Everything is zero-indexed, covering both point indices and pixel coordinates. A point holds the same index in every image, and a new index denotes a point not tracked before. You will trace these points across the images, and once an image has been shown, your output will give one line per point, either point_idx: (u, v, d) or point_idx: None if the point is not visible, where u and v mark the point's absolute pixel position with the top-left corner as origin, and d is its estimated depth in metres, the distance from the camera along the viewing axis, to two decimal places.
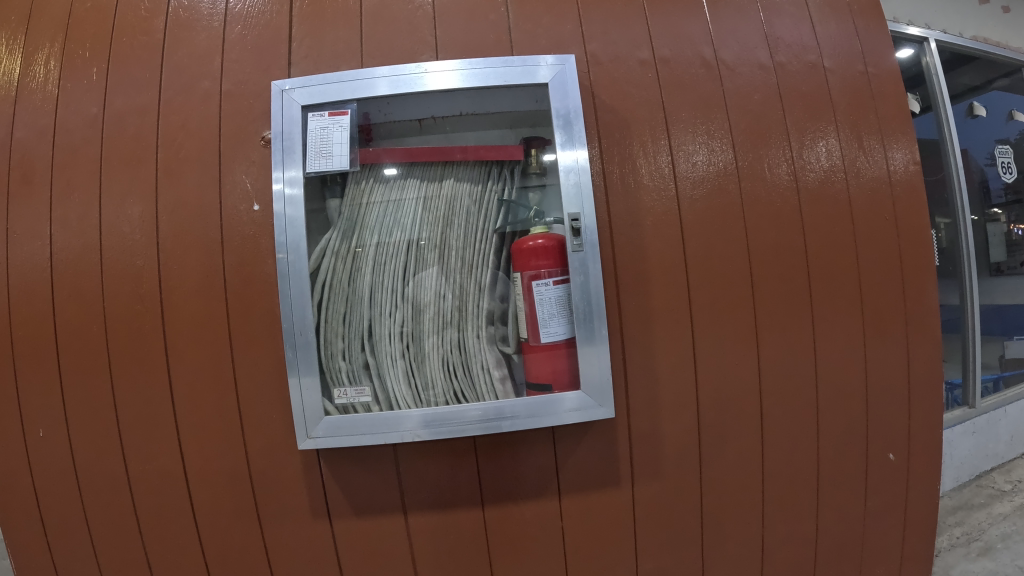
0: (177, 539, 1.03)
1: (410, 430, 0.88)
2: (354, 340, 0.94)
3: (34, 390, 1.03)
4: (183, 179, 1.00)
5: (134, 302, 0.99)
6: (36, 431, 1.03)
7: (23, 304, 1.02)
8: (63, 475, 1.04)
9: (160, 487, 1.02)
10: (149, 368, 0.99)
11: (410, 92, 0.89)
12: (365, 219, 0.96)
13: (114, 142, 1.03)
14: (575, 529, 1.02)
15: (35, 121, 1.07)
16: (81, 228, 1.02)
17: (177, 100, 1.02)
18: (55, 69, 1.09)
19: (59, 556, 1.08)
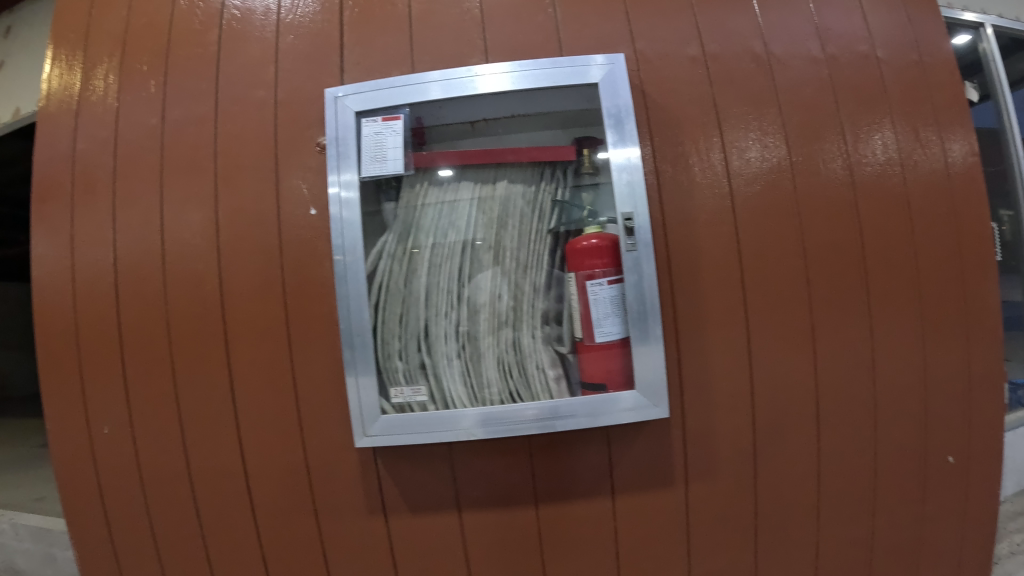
0: (236, 537, 1.05)
1: (467, 429, 0.89)
2: (411, 340, 0.95)
3: (101, 389, 1.07)
4: (240, 186, 1.02)
5: (194, 304, 1.02)
6: (102, 429, 1.07)
7: (90, 307, 1.07)
8: (129, 473, 1.08)
9: (219, 485, 1.04)
10: (210, 370, 1.02)
11: (462, 95, 0.90)
12: (420, 221, 0.98)
13: (172, 151, 1.06)
14: (627, 527, 1.02)
15: (97, 133, 1.11)
16: (143, 235, 1.05)
17: (233, 110, 1.05)
18: (114, 82, 1.12)
19: (121, 550, 1.11)
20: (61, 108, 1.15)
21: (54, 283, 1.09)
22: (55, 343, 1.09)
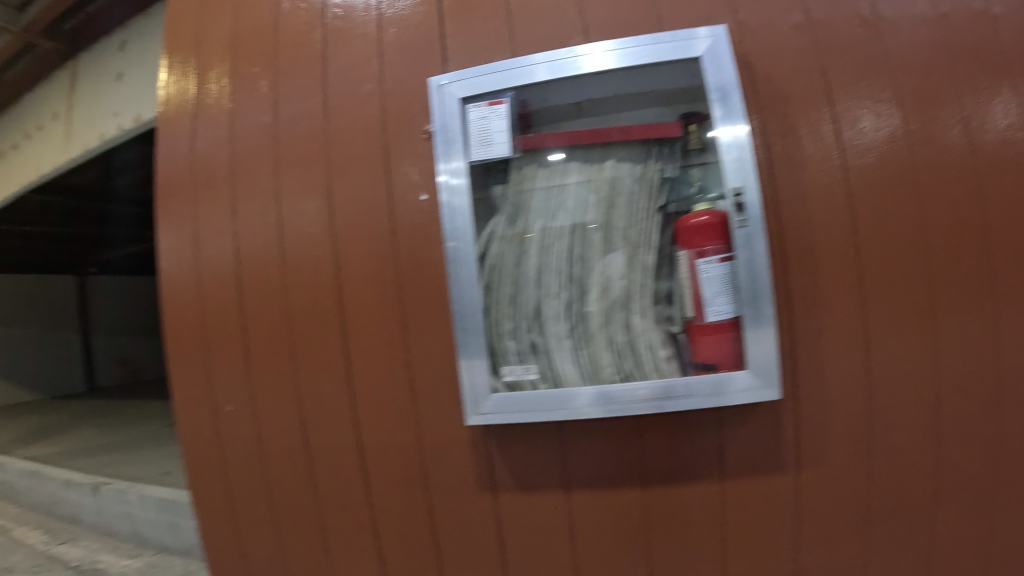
0: (348, 513, 1.09)
1: (581, 408, 0.89)
2: (522, 320, 0.97)
3: (226, 369, 1.14)
4: (351, 175, 1.05)
5: (309, 288, 1.06)
6: (226, 407, 1.14)
7: (215, 292, 1.14)
8: (252, 453, 1.14)
9: (334, 463, 1.08)
10: (326, 353, 1.06)
11: (566, 76, 0.90)
12: (530, 203, 0.99)
13: (284, 146, 1.11)
14: (737, 510, 1.00)
15: (215, 133, 1.18)
16: (264, 227, 1.10)
17: (343, 104, 1.08)
18: (228, 85, 1.19)
19: (243, 522, 1.18)
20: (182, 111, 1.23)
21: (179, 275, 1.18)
22: (185, 330, 1.17)
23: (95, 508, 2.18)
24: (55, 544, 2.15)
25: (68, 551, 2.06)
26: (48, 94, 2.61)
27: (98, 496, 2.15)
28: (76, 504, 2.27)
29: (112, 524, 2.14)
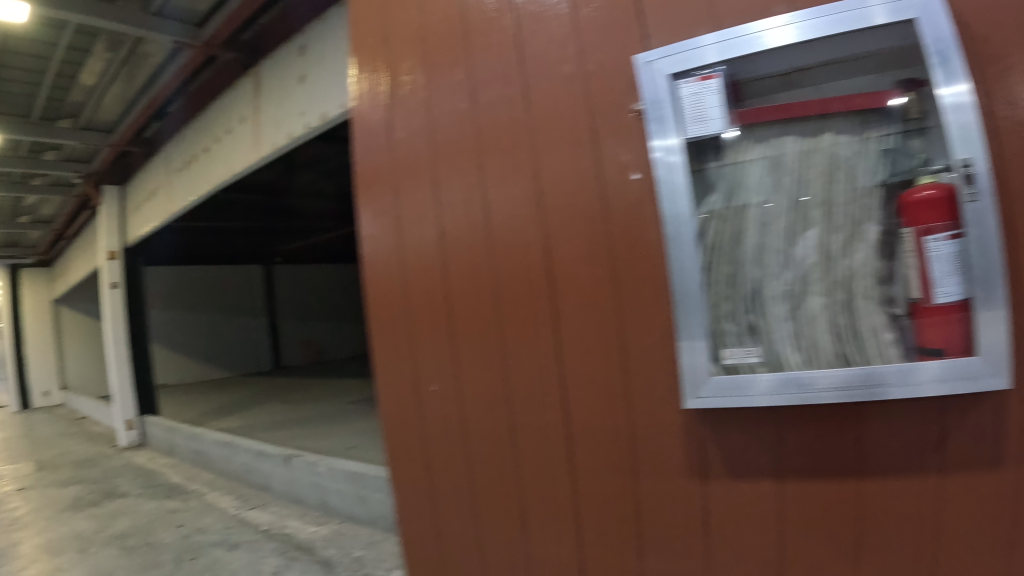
0: (552, 490, 1.13)
1: (769, 393, 0.92)
2: (740, 301, 0.97)
3: (433, 347, 1.25)
4: (556, 156, 1.08)
5: (513, 270, 1.13)
6: (430, 386, 1.26)
7: (421, 278, 1.26)
8: (455, 424, 1.24)
9: (539, 440, 1.13)
10: (533, 332, 1.12)
11: (751, 52, 0.89)
12: (746, 180, 0.98)
13: (483, 131, 1.16)
14: (953, 515, 0.90)
15: (412, 123, 1.25)
16: (459, 217, 1.19)
17: (544, 87, 1.09)
18: (420, 78, 1.24)
19: (448, 493, 1.28)
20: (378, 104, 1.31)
21: (383, 260, 1.33)
22: (387, 312, 1.33)
23: (287, 480, 2.88)
24: (250, 508, 2.91)
25: (259, 515, 2.79)
26: (237, 99, 2.89)
27: (289, 470, 2.84)
28: (272, 475, 3.02)
29: (300, 494, 2.80)
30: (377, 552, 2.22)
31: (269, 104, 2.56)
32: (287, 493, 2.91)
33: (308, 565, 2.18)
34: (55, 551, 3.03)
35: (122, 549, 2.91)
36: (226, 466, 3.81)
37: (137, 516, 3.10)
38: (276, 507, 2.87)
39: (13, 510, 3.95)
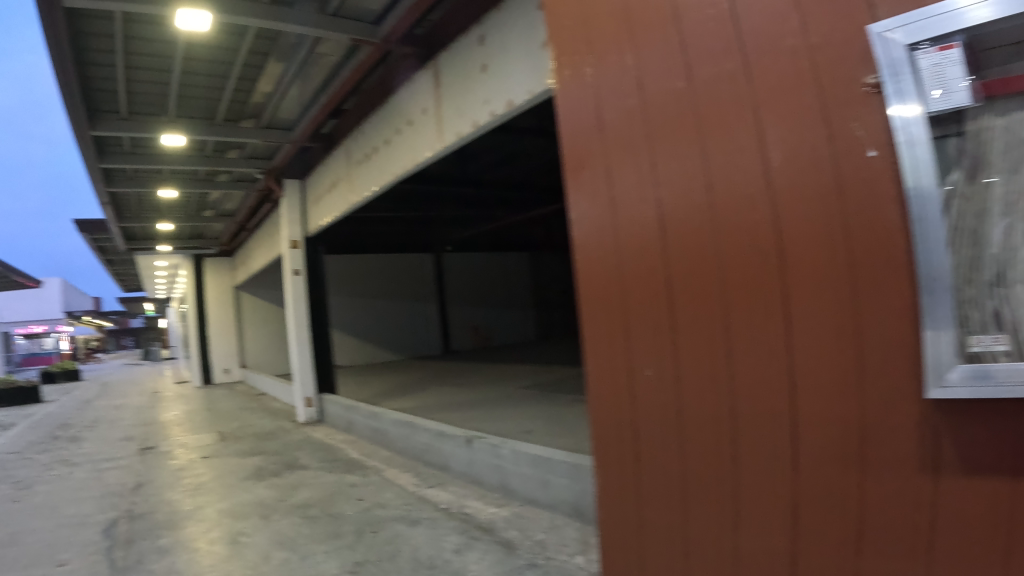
0: (774, 444, 1.40)
1: (1006, 371, 1.03)
2: (986, 285, 1.08)
3: (655, 321, 1.66)
4: (773, 126, 1.38)
5: (742, 253, 1.44)
6: (645, 370, 1.70)
7: (644, 268, 1.68)
8: (704, 399, 1.54)
9: (762, 398, 1.42)
10: (766, 308, 1.41)
11: (966, 27, 1.04)
12: (991, 155, 1.08)
13: (711, 100, 1.50)
14: None
15: (653, 88, 1.64)
16: (694, 196, 1.55)
17: (766, 60, 1.38)
18: (653, 45, 1.63)
19: (662, 441, 1.65)
20: (624, 62, 1.73)
21: (649, 245, 1.67)
22: (607, 285, 1.81)
23: (465, 460, 3.53)
24: (428, 487, 3.51)
25: (439, 494, 3.35)
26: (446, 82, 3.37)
27: (470, 452, 3.47)
28: (450, 456, 3.68)
29: (479, 474, 3.41)
30: (557, 537, 2.63)
31: (503, 69, 2.87)
32: (465, 474, 3.55)
33: (489, 543, 2.64)
34: (238, 516, 3.31)
35: (304, 518, 3.17)
36: (405, 446, 4.26)
37: (318, 486, 3.73)
38: (453, 486, 3.47)
39: (202, 474, 4.37)
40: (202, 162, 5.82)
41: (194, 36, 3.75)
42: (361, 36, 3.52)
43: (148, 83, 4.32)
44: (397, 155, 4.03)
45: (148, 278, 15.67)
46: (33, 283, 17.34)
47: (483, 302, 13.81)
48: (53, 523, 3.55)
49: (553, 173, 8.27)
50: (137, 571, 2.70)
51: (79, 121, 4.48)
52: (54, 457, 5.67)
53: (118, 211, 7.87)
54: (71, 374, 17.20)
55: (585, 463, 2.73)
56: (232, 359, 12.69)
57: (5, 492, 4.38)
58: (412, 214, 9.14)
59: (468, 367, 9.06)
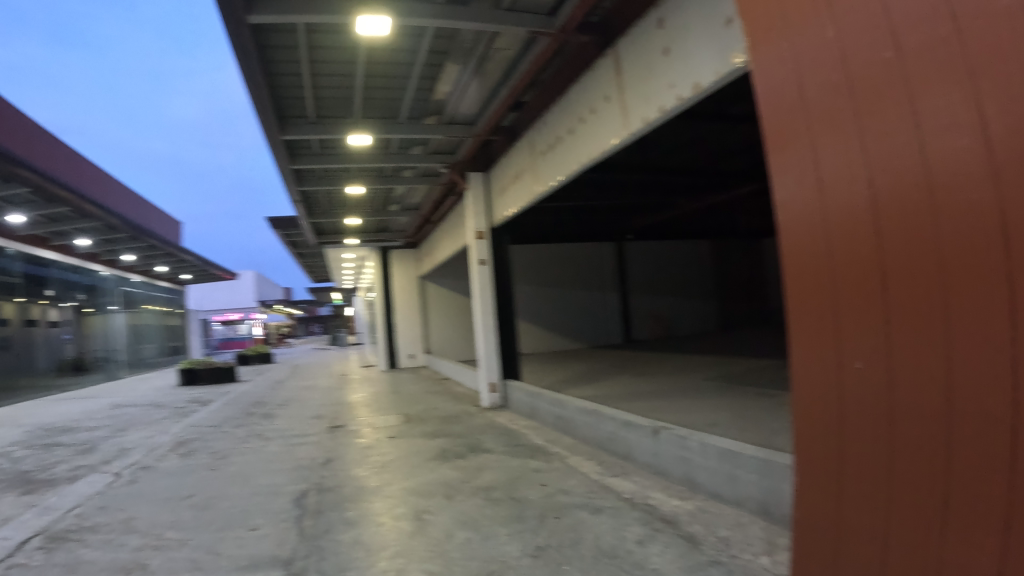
0: (990, 450, 1.27)
1: None
2: None
3: (867, 314, 1.57)
4: (993, 96, 1.24)
5: (958, 240, 1.32)
6: (856, 363, 1.60)
7: (855, 258, 1.59)
8: (917, 397, 1.43)
9: (978, 399, 1.29)
10: (985, 298, 1.28)
11: None
12: None
13: (919, 70, 1.39)
14: None
15: (858, 60, 1.54)
16: (911, 175, 1.43)
17: (979, 23, 1.25)
18: (857, 14, 1.53)
19: (869, 443, 1.55)
20: (824, 35, 1.64)
21: (863, 231, 1.57)
22: (816, 276, 1.73)
23: (651, 451, 3.48)
24: (611, 476, 3.51)
25: (622, 484, 3.33)
26: (629, 67, 3.35)
27: (657, 443, 3.42)
28: (635, 446, 3.65)
29: (664, 466, 3.35)
30: (743, 535, 2.53)
31: (687, 51, 2.80)
32: (649, 465, 3.50)
33: (672, 536, 2.59)
34: (422, 495, 3.47)
35: (485, 500, 3.26)
36: (589, 433, 4.27)
37: (500, 470, 3.83)
38: (637, 477, 3.44)
39: (391, 452, 4.63)
40: (388, 159, 6.18)
41: (376, 43, 4.00)
42: (537, 27, 3.62)
43: (336, 88, 4.62)
44: (581, 145, 4.03)
45: (335, 270, 16.76)
46: (234, 276, 19.03)
47: (659, 292, 13.55)
48: (253, 491, 3.90)
49: (733, 158, 7.96)
50: (329, 540, 2.91)
51: (277, 128, 4.90)
52: (254, 432, 6.21)
53: (312, 207, 8.54)
54: (266, 357, 18.69)
55: (777, 460, 2.59)
56: (416, 347, 13.34)
57: (210, 462, 4.86)
58: (588, 204, 9.13)
59: (648, 358, 8.91)
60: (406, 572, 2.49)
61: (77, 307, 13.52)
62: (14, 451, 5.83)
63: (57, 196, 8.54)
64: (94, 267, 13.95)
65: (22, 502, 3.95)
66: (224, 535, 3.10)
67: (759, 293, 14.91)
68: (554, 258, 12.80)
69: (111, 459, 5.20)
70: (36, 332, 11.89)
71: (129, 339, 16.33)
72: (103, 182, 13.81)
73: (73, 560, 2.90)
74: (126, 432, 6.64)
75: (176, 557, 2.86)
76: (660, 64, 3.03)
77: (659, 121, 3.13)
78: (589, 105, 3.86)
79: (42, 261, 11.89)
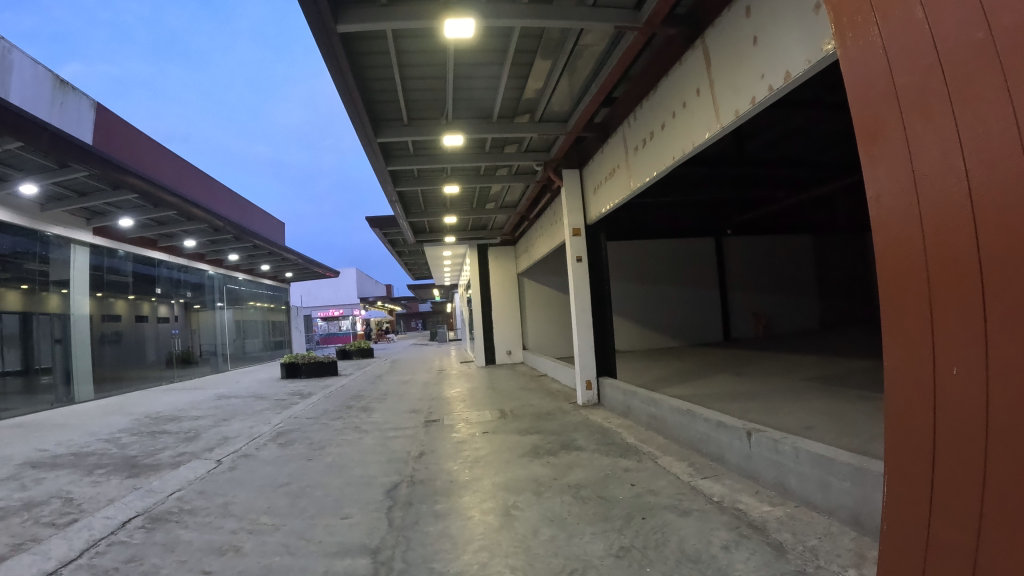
0: None
1: None
2: None
3: (964, 316, 1.45)
4: None
5: None
6: (954, 369, 1.49)
7: (953, 255, 1.47)
8: (1013, 408, 1.30)
9: None
10: None
11: None
12: None
13: (1012, 48, 1.27)
14: None
15: (950, 41, 1.43)
16: (1006, 163, 1.31)
17: None
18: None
19: (965, 458, 1.43)
20: (913, 14, 1.53)
21: (957, 224, 1.46)
22: (913, 273, 1.62)
23: (743, 453, 3.39)
24: (701, 478, 3.44)
25: (711, 487, 3.26)
26: (724, 55, 3.25)
27: (749, 446, 3.33)
28: (727, 448, 3.57)
29: (756, 470, 3.27)
30: (831, 545, 2.44)
31: (777, 41, 2.76)
32: (741, 467, 3.42)
33: (758, 543, 2.52)
34: (512, 490, 3.51)
35: (574, 498, 3.27)
36: (682, 433, 4.20)
37: (590, 468, 3.83)
38: (728, 480, 3.36)
39: (484, 448, 4.71)
40: (481, 158, 6.29)
41: (464, 45, 4.09)
42: (623, 22, 3.65)
43: (423, 90, 4.74)
44: (674, 139, 3.96)
45: (432, 268, 17.12)
46: (334, 275, 19.70)
47: (760, 287, 13.21)
48: (345, 481, 4.05)
49: (835, 147, 7.65)
50: (417, 531, 2.99)
51: (371, 132, 5.10)
52: (351, 424, 6.44)
53: (410, 205, 8.78)
54: (366, 352, 19.34)
55: (872, 469, 2.49)
56: (514, 343, 13.41)
57: (307, 452, 5.09)
58: (684, 199, 8.98)
59: (749, 356, 8.67)
60: (488, 566, 2.54)
61: (185, 304, 14.40)
62: (127, 437, 6.27)
63: (167, 200, 9.11)
64: (202, 266, 14.99)
65: (132, 485, 4.25)
66: (317, 523, 3.25)
67: (870, 289, 14.24)
68: (650, 254, 12.78)
69: (213, 447, 5.51)
70: (145, 327, 12.75)
71: (235, 334, 17.19)
72: (209, 187, 14.69)
73: (172, 540, 3.11)
74: (230, 421, 7.02)
75: (269, 541, 3.01)
76: (750, 53, 3.01)
77: (750, 113, 3.05)
78: (684, 97, 3.77)
79: (151, 261, 12.77)
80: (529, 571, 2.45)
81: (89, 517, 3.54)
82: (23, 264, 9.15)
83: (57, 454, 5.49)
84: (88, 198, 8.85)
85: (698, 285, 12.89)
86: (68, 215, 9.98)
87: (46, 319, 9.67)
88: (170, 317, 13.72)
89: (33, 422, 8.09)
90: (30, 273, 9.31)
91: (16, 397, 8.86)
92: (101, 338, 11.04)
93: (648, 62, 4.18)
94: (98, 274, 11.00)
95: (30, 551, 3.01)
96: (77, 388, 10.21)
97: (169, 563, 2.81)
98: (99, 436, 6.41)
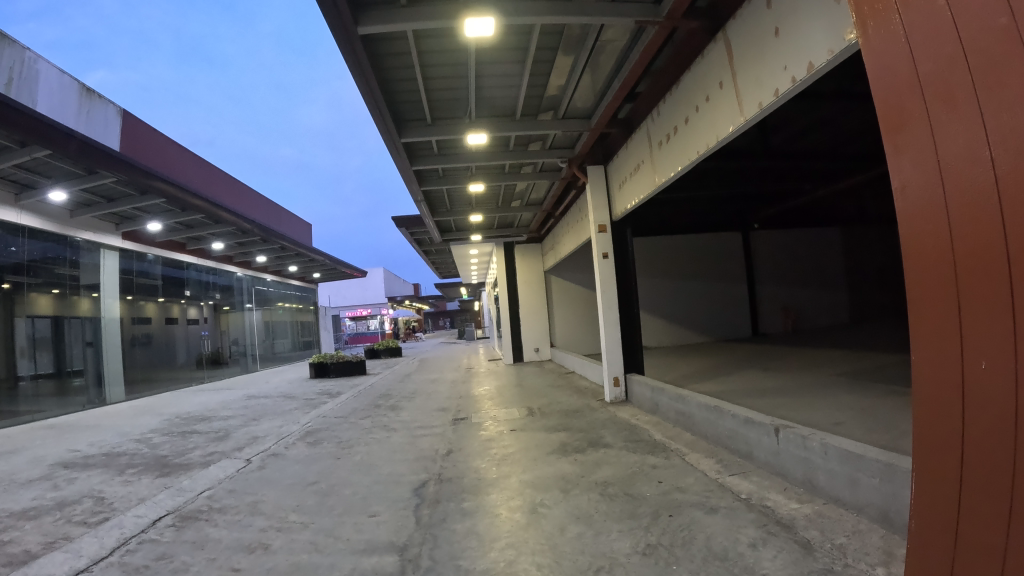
0: None
1: None
2: None
3: (992, 310, 1.42)
4: None
5: None
6: (980, 364, 1.45)
7: (979, 247, 1.44)
8: None
9: None
10: None
11: None
12: None
13: None
14: None
15: (974, 25, 1.39)
16: None
17: None
18: None
19: (993, 455, 1.40)
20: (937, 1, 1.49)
21: (986, 216, 1.42)
22: (939, 264, 1.59)
23: (772, 450, 3.35)
24: (729, 474, 3.42)
25: (739, 484, 3.23)
26: (747, 45, 3.22)
27: (777, 442, 3.29)
28: (755, 444, 3.54)
29: (785, 466, 3.23)
30: (860, 543, 2.40)
31: (799, 29, 2.73)
32: (770, 464, 3.38)
33: (786, 541, 2.49)
34: (539, 488, 3.51)
35: (600, 496, 3.26)
36: (709, 430, 4.17)
37: (616, 466, 3.82)
38: (757, 477, 3.33)
39: (510, 445, 4.72)
40: (505, 156, 6.32)
41: (483, 44, 4.10)
42: (642, 17, 3.61)
43: (441, 90, 4.77)
44: (698, 133, 3.92)
45: (458, 266, 17.19)
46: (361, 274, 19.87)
47: (791, 282, 13.06)
48: (374, 479, 4.09)
49: (864, 138, 7.53)
50: (443, 529, 3.01)
51: (394, 133, 5.15)
52: (378, 423, 6.50)
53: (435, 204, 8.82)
54: (395, 351, 19.50)
55: (900, 465, 2.45)
56: (542, 340, 13.44)
57: (336, 451, 5.14)
58: (710, 194, 8.91)
59: (779, 351, 8.57)
60: (514, 564, 2.54)
61: (215, 306, 14.62)
62: (158, 438, 6.40)
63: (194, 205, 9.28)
64: (230, 268, 15.23)
65: (162, 484, 4.33)
66: (344, 520, 3.28)
67: None
68: (679, 250, 12.70)
69: (243, 446, 5.60)
70: (176, 329, 12.96)
71: (265, 334, 17.45)
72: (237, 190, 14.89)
73: (202, 539, 3.16)
74: (259, 421, 7.13)
75: (297, 539, 3.05)
76: (772, 44, 2.98)
77: (773, 105, 3.02)
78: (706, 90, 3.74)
79: (179, 264, 12.97)
80: (555, 569, 2.45)
81: (121, 515, 3.61)
82: (54, 269, 9.36)
83: (90, 455, 5.61)
84: (116, 203, 9.05)
85: (728, 280, 12.79)
86: (97, 220, 10.19)
87: (77, 322, 9.88)
88: (199, 318, 13.93)
89: (67, 422, 8.28)
90: (60, 277, 9.52)
91: (49, 399, 9.08)
92: (132, 341, 11.25)
93: (669, 58, 4.14)
94: (128, 278, 11.18)
95: (62, 550, 3.08)
96: (108, 389, 10.41)
97: (199, 561, 2.86)
98: (130, 436, 6.53)
